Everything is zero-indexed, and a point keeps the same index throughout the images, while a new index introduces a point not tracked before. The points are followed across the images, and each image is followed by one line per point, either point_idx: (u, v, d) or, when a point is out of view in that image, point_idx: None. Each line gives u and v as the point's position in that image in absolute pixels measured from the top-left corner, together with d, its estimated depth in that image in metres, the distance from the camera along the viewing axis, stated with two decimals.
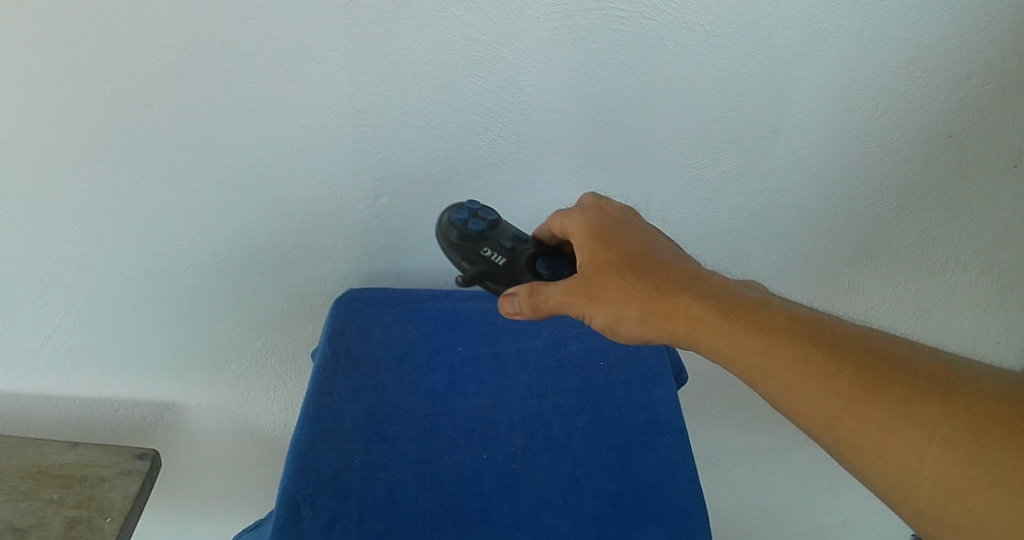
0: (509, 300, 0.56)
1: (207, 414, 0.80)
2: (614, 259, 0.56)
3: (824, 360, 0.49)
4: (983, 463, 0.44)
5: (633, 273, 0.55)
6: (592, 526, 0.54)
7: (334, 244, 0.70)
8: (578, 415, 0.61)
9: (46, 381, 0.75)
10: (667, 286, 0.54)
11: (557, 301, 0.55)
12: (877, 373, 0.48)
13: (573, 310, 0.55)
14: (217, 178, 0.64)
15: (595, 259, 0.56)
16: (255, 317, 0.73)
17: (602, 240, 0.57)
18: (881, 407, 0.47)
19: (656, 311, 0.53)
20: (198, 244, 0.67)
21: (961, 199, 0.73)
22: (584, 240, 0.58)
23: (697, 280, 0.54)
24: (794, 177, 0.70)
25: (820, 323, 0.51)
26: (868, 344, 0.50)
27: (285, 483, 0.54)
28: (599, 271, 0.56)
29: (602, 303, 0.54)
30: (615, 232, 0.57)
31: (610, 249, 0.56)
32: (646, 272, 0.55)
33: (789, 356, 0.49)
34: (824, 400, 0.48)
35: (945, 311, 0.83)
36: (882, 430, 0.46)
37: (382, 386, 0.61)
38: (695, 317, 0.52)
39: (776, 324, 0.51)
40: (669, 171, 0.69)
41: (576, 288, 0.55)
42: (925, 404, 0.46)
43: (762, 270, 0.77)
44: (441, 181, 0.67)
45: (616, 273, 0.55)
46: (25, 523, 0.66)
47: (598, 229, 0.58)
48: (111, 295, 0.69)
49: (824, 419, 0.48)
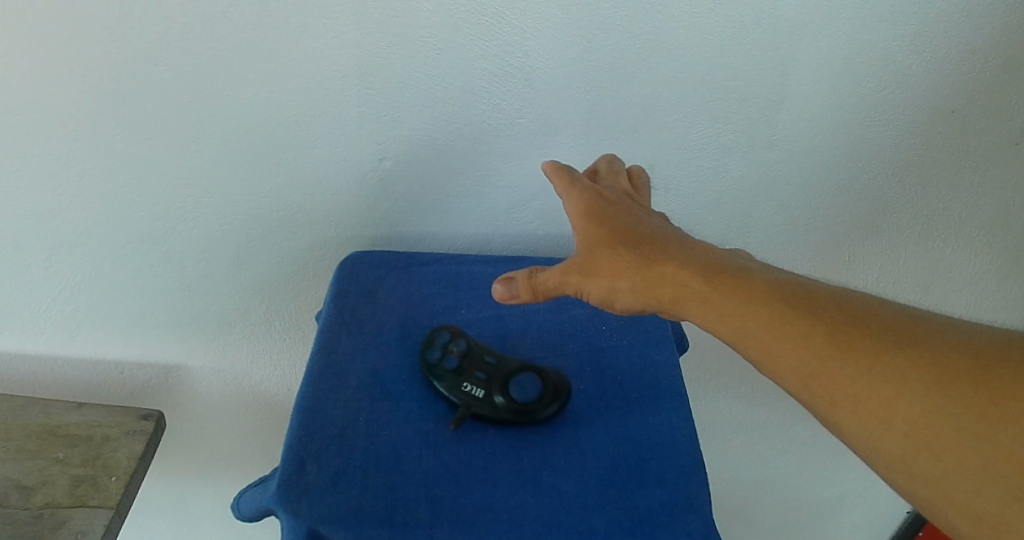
0: (507, 286, 0.57)
1: (211, 377, 0.81)
2: (603, 232, 0.56)
3: (801, 322, 0.49)
4: (956, 414, 0.44)
5: (622, 245, 0.55)
6: (594, 486, 0.54)
7: (339, 207, 0.70)
8: (580, 377, 0.61)
9: (53, 341, 0.75)
10: (655, 257, 0.54)
11: (555, 280, 0.56)
12: (855, 333, 0.48)
13: (569, 288, 0.56)
14: (224, 138, 0.64)
15: (587, 234, 0.57)
16: (259, 280, 0.74)
17: (593, 216, 0.57)
18: (857, 366, 0.47)
19: (644, 280, 0.54)
20: (204, 205, 0.68)
21: (962, 173, 0.74)
22: (576, 218, 0.58)
23: (684, 249, 0.55)
24: (798, 147, 0.71)
25: (798, 288, 0.51)
26: (849, 306, 0.50)
27: (291, 438, 0.54)
28: (591, 245, 0.56)
29: (594, 277, 0.55)
30: (604, 204, 0.58)
31: (598, 221, 0.57)
32: (634, 244, 0.55)
33: (767, 318, 0.50)
34: (802, 360, 0.48)
35: (946, 288, 0.83)
36: (856, 386, 0.47)
37: (386, 346, 0.62)
38: (681, 286, 0.53)
39: (755, 287, 0.51)
40: (673, 138, 0.69)
41: (570, 266, 0.56)
42: (897, 361, 0.46)
43: (764, 240, 0.78)
44: (444, 145, 0.67)
45: (606, 247, 0.56)
46: (30, 481, 0.67)
47: (590, 205, 0.58)
48: (118, 255, 0.70)
49: (801, 379, 0.48)
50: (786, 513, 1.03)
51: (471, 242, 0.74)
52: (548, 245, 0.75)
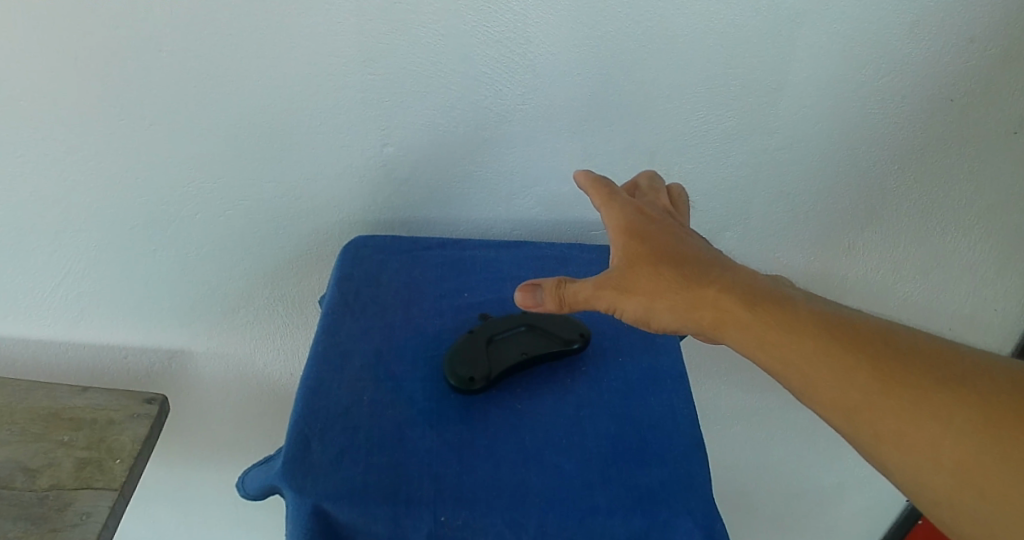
0: (533, 293, 0.56)
1: (214, 362, 0.81)
2: (645, 252, 0.56)
3: (843, 352, 0.49)
4: (997, 452, 0.44)
5: (663, 265, 0.55)
6: (596, 465, 0.55)
7: (342, 192, 0.70)
8: (582, 359, 0.62)
9: (58, 325, 0.76)
10: (696, 278, 0.54)
11: (586, 294, 0.55)
12: (897, 365, 0.48)
13: (602, 303, 0.56)
14: (228, 123, 0.65)
15: (628, 252, 0.57)
16: (263, 265, 0.74)
17: (636, 235, 0.57)
18: (899, 399, 0.47)
19: (684, 302, 0.54)
20: (208, 189, 0.68)
21: (960, 161, 0.74)
22: (618, 236, 0.58)
23: (726, 272, 0.55)
24: (797, 134, 0.71)
25: (841, 316, 0.51)
26: (891, 336, 0.50)
27: (296, 417, 0.55)
28: (631, 264, 0.56)
29: (631, 295, 0.55)
30: (648, 226, 0.58)
31: (640, 242, 0.57)
32: (676, 265, 0.55)
33: (810, 347, 0.50)
34: (845, 392, 0.49)
35: (945, 276, 0.84)
36: (899, 419, 0.47)
37: (389, 328, 0.62)
38: (722, 309, 0.53)
39: (799, 315, 0.51)
40: (674, 125, 0.70)
41: (607, 282, 0.56)
42: (942, 397, 0.46)
43: (763, 227, 0.78)
44: (447, 131, 0.68)
45: (647, 265, 0.56)
46: (36, 463, 0.67)
47: (633, 225, 0.58)
48: (123, 240, 0.70)
49: (844, 409, 0.49)
50: (786, 500, 1.04)
51: (474, 226, 0.75)
52: (550, 231, 0.76)
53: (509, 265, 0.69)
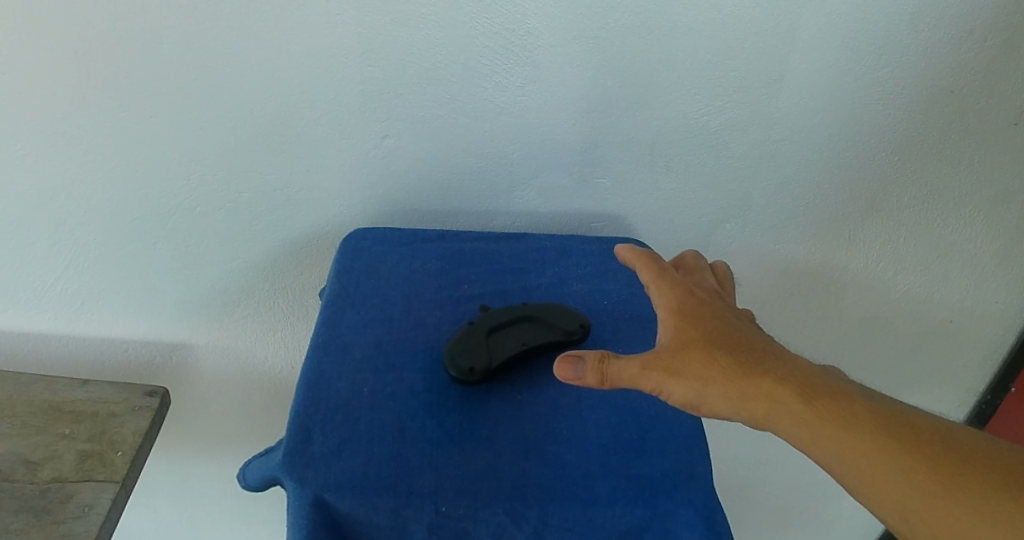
0: (572, 366, 0.51)
1: (214, 355, 0.81)
2: (698, 336, 0.53)
3: (901, 451, 0.48)
4: None
5: (717, 351, 0.53)
6: (596, 455, 0.55)
7: (342, 185, 0.70)
8: (582, 351, 0.62)
9: (58, 318, 0.76)
10: (752, 369, 0.52)
11: (632, 373, 0.51)
12: (953, 465, 0.48)
13: (649, 385, 0.52)
14: (228, 116, 0.65)
15: (679, 333, 0.53)
16: (263, 258, 0.74)
17: (688, 317, 0.54)
18: (956, 501, 0.47)
19: (740, 392, 0.51)
20: (208, 182, 0.68)
21: (960, 153, 0.74)
22: (668, 315, 0.55)
23: (781, 362, 0.53)
24: (797, 126, 0.71)
25: (895, 412, 0.50)
26: (945, 434, 0.49)
27: (296, 407, 0.55)
28: (682, 346, 0.53)
29: (684, 379, 0.52)
30: (702, 309, 0.55)
31: (694, 326, 0.54)
32: (731, 352, 0.53)
33: (872, 449, 0.49)
34: (903, 494, 0.48)
35: (945, 268, 0.84)
36: (961, 523, 0.46)
37: (390, 319, 0.62)
38: (779, 402, 0.50)
39: (857, 413, 0.50)
40: (674, 116, 0.70)
41: (656, 363, 0.52)
42: (999, 502, 0.46)
43: (764, 220, 0.78)
44: (447, 123, 0.68)
45: (701, 350, 0.53)
46: (37, 456, 0.68)
47: (685, 306, 0.55)
48: (123, 232, 0.70)
49: (903, 508, 0.48)
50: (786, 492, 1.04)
51: (474, 218, 0.75)
52: (550, 223, 0.76)
53: (509, 257, 0.70)
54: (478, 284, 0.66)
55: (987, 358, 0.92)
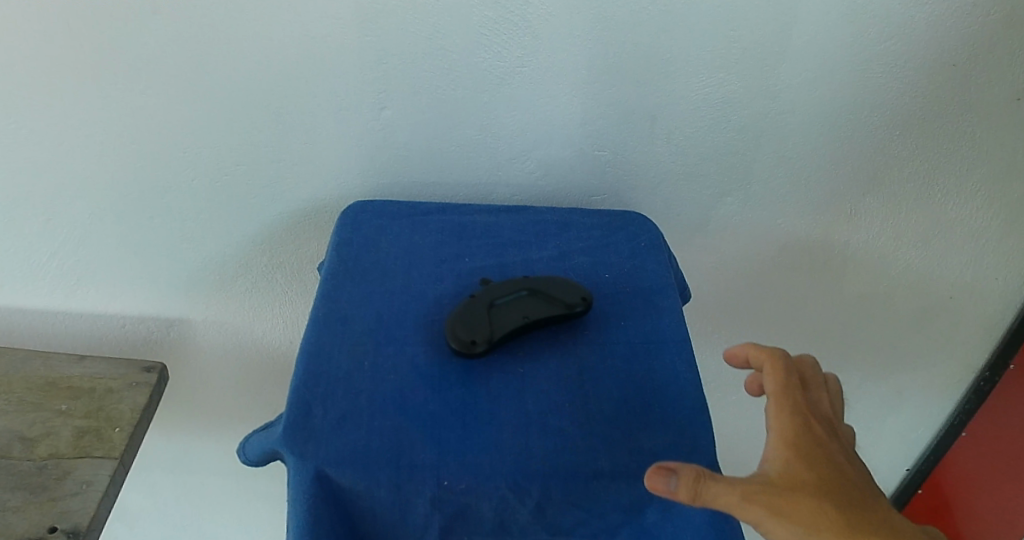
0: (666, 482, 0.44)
1: (213, 331, 0.80)
2: (813, 476, 0.46)
3: None
4: None
5: (830, 496, 0.46)
6: (599, 429, 0.54)
7: (340, 157, 0.69)
8: (584, 324, 0.61)
9: (55, 293, 0.75)
10: (865, 525, 0.45)
11: (732, 502, 0.44)
12: None
13: (747, 518, 0.44)
14: (223, 88, 0.64)
15: (793, 469, 0.47)
16: (260, 232, 0.73)
17: (807, 454, 0.47)
18: None
19: None
20: (204, 155, 0.67)
21: (964, 125, 0.73)
22: (784, 448, 0.48)
23: (892, 519, 0.46)
24: (800, 98, 0.70)
25: None
26: None
27: (297, 381, 0.54)
28: (793, 484, 0.46)
29: (792, 523, 0.44)
30: (826, 441, 0.49)
31: (815, 466, 0.47)
32: (844, 501, 0.46)
33: None
34: None
35: (948, 243, 0.83)
36: None
37: (390, 293, 0.62)
38: None
39: None
40: (676, 88, 0.69)
41: (763, 495, 0.45)
42: None
43: (766, 194, 0.77)
44: (445, 95, 0.67)
45: (815, 493, 0.45)
46: (34, 433, 0.67)
47: (804, 441, 0.48)
48: (119, 206, 0.70)
49: None
50: None
51: (473, 192, 0.74)
52: (550, 196, 0.75)
53: (510, 230, 0.69)
54: (479, 256, 0.66)
55: (986, 334, 0.92)
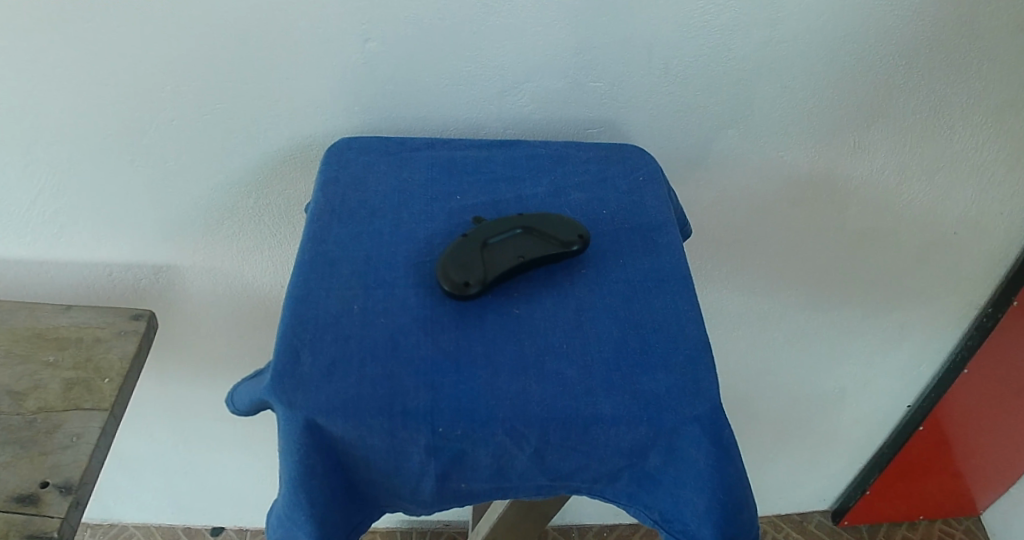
0: None
1: (202, 277, 0.79)
2: None
3: None
4: None
5: None
6: (598, 371, 0.52)
7: (322, 94, 0.66)
8: (581, 262, 0.59)
9: (39, 240, 0.74)
10: None
11: None
12: None
13: None
14: (194, 24, 0.60)
15: None
16: (244, 175, 0.71)
17: None
18: None
19: None
20: (180, 96, 0.64)
21: (979, 49, 0.69)
22: None
23: None
24: (806, 22, 0.66)
25: None
26: None
27: (284, 328, 0.52)
28: None
29: None
30: None
31: None
32: None
33: None
34: None
35: (959, 173, 0.80)
36: None
37: (378, 234, 0.59)
38: None
39: None
40: (675, 14, 0.65)
41: None
42: None
43: (770, 125, 0.74)
44: (430, 25, 0.63)
45: None
46: (22, 386, 0.65)
47: None
48: (96, 151, 0.67)
49: None
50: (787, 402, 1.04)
51: (463, 126, 0.71)
52: (544, 129, 0.72)
53: (502, 165, 0.66)
54: (470, 193, 0.63)
55: (994, 266, 0.90)
